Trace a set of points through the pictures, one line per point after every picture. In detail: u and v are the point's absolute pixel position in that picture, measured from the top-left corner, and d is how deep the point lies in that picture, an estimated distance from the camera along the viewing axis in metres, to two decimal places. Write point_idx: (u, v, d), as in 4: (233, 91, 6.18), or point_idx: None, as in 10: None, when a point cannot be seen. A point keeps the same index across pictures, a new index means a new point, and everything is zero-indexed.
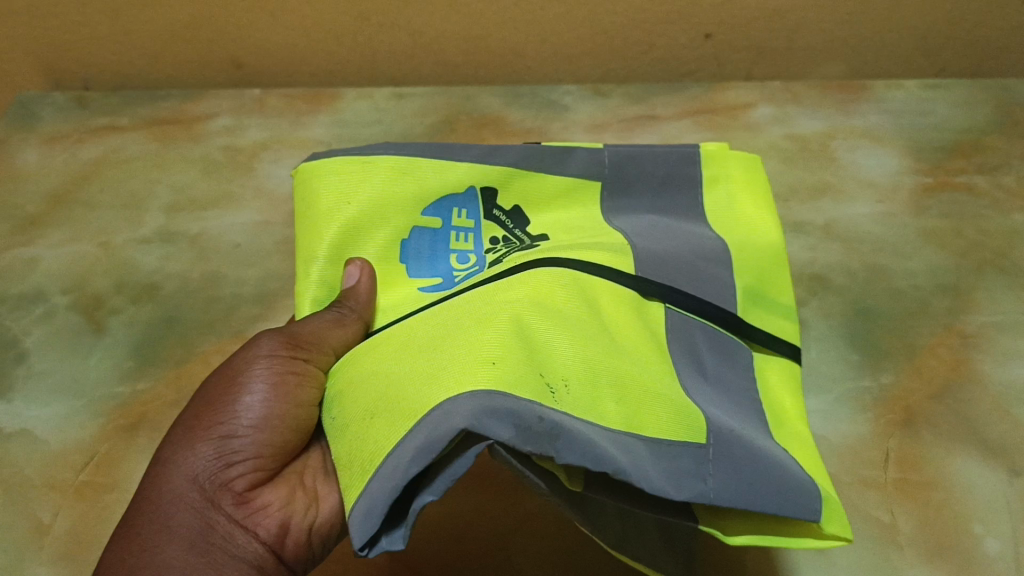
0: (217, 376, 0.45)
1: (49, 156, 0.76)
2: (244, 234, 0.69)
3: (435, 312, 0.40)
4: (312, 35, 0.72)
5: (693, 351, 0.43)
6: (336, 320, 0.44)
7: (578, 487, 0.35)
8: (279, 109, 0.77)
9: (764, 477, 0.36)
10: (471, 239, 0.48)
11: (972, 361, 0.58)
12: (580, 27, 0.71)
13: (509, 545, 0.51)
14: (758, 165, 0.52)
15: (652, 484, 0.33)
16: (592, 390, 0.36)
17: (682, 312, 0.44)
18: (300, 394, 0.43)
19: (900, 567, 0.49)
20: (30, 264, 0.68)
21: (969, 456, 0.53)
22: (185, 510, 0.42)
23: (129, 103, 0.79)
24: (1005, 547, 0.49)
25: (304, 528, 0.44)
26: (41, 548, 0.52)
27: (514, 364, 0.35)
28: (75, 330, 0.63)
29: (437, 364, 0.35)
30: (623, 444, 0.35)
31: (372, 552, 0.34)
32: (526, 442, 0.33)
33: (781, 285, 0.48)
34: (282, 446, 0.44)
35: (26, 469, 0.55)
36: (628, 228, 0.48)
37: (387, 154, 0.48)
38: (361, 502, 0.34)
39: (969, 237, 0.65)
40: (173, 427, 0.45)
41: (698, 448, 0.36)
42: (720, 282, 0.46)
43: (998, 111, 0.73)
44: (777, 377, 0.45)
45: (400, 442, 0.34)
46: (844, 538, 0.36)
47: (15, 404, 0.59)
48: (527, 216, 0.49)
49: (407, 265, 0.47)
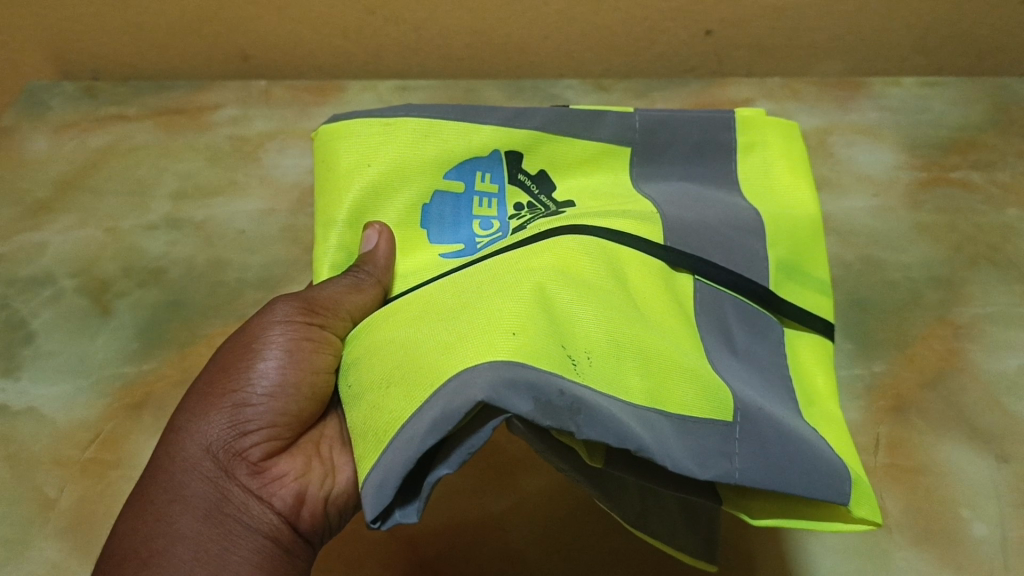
0: (232, 344, 0.47)
1: (59, 143, 0.77)
2: (249, 221, 0.71)
3: (458, 279, 0.40)
4: (318, 28, 0.73)
5: (723, 326, 0.44)
6: (353, 284, 0.45)
7: (599, 463, 0.36)
8: (285, 101, 0.79)
9: (789, 460, 0.37)
10: (495, 204, 0.49)
11: (964, 351, 0.59)
12: (581, 21, 0.72)
13: (506, 524, 0.53)
14: (794, 133, 0.53)
15: (676, 463, 0.35)
16: (616, 362, 0.37)
17: (711, 285, 0.45)
18: (315, 360, 0.44)
19: (889, 550, 0.50)
20: (39, 248, 0.69)
21: (958, 443, 0.54)
22: (198, 479, 0.43)
23: (138, 92, 0.80)
24: (991, 531, 0.50)
25: (320, 498, 0.45)
26: (46, 522, 0.53)
27: (536, 335, 0.35)
28: (82, 312, 0.64)
29: (456, 333, 0.36)
30: (647, 420, 0.35)
31: (385, 524, 0.35)
32: (546, 416, 0.33)
33: (813, 258, 0.50)
34: (297, 414, 0.45)
35: (32, 445, 0.56)
36: (658, 195, 0.49)
37: (409, 116, 0.49)
38: (374, 473, 0.35)
39: (964, 231, 0.66)
40: (187, 398, 0.46)
41: (726, 426, 0.38)
42: (741, 248, 0.47)
43: (994, 109, 0.74)
44: (808, 351, 0.47)
45: (418, 412, 0.35)
46: (873, 522, 0.38)
47: (22, 383, 0.60)
48: (553, 181, 0.50)
49: (428, 231, 0.48)
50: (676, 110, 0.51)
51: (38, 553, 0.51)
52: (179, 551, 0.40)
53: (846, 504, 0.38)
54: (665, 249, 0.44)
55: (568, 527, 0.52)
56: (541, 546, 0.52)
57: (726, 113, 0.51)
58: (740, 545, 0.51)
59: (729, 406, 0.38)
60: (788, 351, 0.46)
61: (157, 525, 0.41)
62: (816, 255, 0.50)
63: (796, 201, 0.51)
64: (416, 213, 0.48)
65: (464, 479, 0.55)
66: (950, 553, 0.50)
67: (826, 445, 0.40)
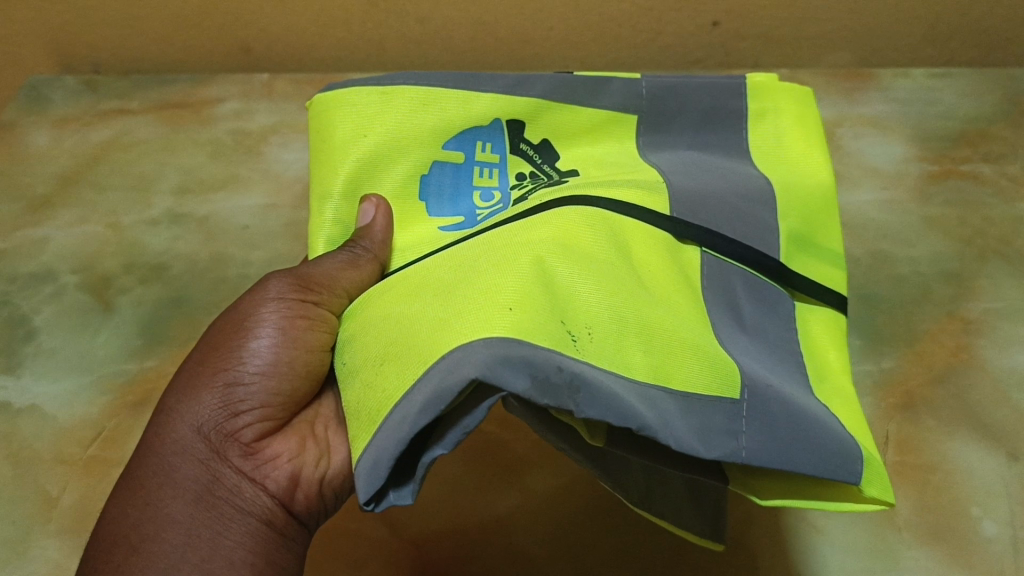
0: (224, 321, 0.46)
1: (61, 138, 0.76)
2: (252, 216, 0.70)
3: (454, 253, 0.39)
4: (320, 20, 0.73)
5: (732, 301, 0.42)
6: (350, 260, 0.44)
7: (599, 442, 0.35)
8: (287, 94, 0.78)
9: (798, 438, 0.36)
10: (496, 175, 0.47)
11: (973, 346, 0.58)
12: (588, 14, 0.71)
13: (509, 524, 0.52)
14: (810, 96, 0.51)
15: (680, 442, 0.33)
16: (618, 337, 0.35)
17: (719, 257, 0.44)
18: (311, 339, 0.43)
19: (897, 548, 0.49)
20: (41, 243, 0.68)
21: (968, 440, 0.54)
22: (189, 461, 0.42)
23: (139, 86, 0.79)
24: (1002, 530, 0.50)
25: (314, 480, 0.44)
26: (48, 521, 0.52)
27: (534, 309, 0.33)
28: (85, 309, 0.64)
29: (449, 309, 0.34)
30: (649, 398, 0.34)
31: (379, 507, 0.35)
32: (544, 394, 0.32)
33: (823, 228, 0.48)
34: (292, 393, 0.44)
35: (34, 444, 0.56)
36: (665, 164, 0.47)
37: (407, 85, 0.46)
38: (366, 455, 0.33)
39: (974, 225, 0.66)
40: (179, 375, 0.45)
41: (731, 404, 0.36)
42: (755, 217, 0.45)
43: (1004, 101, 0.73)
44: (819, 325, 0.46)
45: (410, 390, 0.33)
46: (884, 503, 0.37)
47: (24, 380, 0.60)
48: (556, 150, 0.48)
49: (427, 204, 0.47)
50: (685, 76, 0.49)
51: (40, 552, 0.51)
52: (169, 539, 0.40)
53: (856, 484, 0.36)
54: (671, 222, 0.43)
55: (570, 529, 0.51)
56: (542, 544, 0.51)
57: (736, 78, 0.49)
58: (746, 544, 0.50)
59: (735, 380, 0.36)
60: (799, 328, 0.44)
61: (148, 510, 0.40)
62: (827, 225, 0.49)
63: (806, 167, 0.49)
64: (414, 183, 0.47)
65: (468, 476, 0.54)
66: (960, 553, 0.49)
67: (835, 420, 0.39)
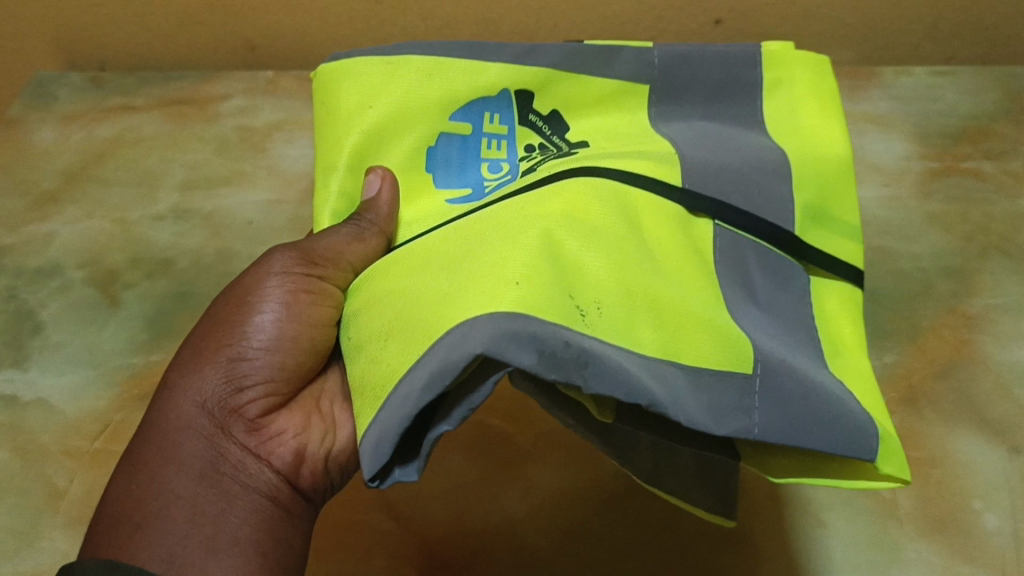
0: (228, 297, 0.46)
1: (67, 135, 0.77)
2: (257, 211, 0.70)
3: (464, 228, 0.39)
4: (325, 18, 0.73)
5: (743, 273, 0.41)
6: (356, 233, 0.44)
7: (609, 420, 0.35)
8: (292, 91, 0.78)
9: (813, 414, 0.35)
10: (504, 146, 0.46)
11: (975, 342, 0.59)
12: (592, 11, 0.72)
13: (512, 516, 0.52)
14: (828, 69, 0.49)
15: (689, 418, 0.33)
16: (627, 311, 0.34)
17: (730, 229, 0.42)
18: (314, 313, 0.44)
19: (899, 540, 0.50)
20: (47, 239, 0.69)
21: (969, 434, 0.54)
22: (194, 437, 0.42)
23: (144, 84, 0.79)
24: (1003, 523, 0.50)
25: (319, 456, 0.45)
26: (56, 512, 0.53)
27: (541, 283, 0.33)
28: (91, 303, 0.64)
29: (458, 288, 0.34)
30: (659, 374, 0.33)
31: (386, 483, 0.35)
32: (549, 368, 0.32)
33: (842, 199, 0.46)
34: (296, 369, 0.44)
35: (41, 436, 0.56)
36: (677, 135, 0.46)
37: (414, 55, 0.47)
38: (372, 430, 0.34)
39: (975, 221, 0.66)
40: (181, 354, 0.45)
41: (743, 380, 0.35)
42: (769, 187, 0.44)
43: (1006, 98, 0.74)
44: (833, 300, 0.43)
45: (416, 365, 0.33)
46: (900, 482, 0.37)
47: (31, 373, 0.60)
48: (565, 122, 0.47)
49: (434, 175, 0.46)
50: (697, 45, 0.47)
51: (48, 543, 0.52)
52: (175, 515, 0.39)
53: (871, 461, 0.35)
54: (679, 195, 0.42)
55: (574, 522, 0.52)
56: (546, 537, 0.51)
57: (750, 48, 0.48)
58: (749, 538, 0.51)
59: (747, 357, 0.36)
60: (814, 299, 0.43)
61: (154, 486, 0.40)
62: (845, 196, 0.46)
63: (821, 137, 0.46)
64: (419, 157, 0.46)
65: (472, 469, 0.55)
66: (961, 545, 0.49)
67: (851, 395, 0.38)
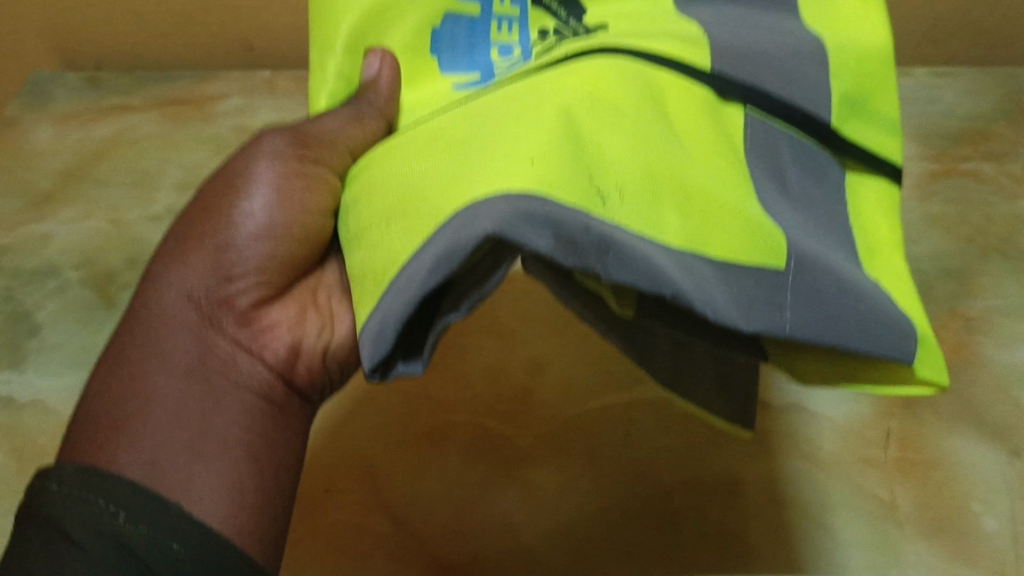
0: (215, 178, 0.42)
1: (62, 134, 0.76)
2: None
3: (468, 109, 0.35)
4: None
5: (777, 164, 0.37)
6: (353, 115, 0.41)
7: (629, 312, 0.32)
8: (289, 91, 0.79)
9: (854, 314, 0.32)
10: (516, 30, 0.41)
11: (974, 344, 0.59)
12: None
13: (510, 520, 0.52)
14: None
15: (723, 315, 0.29)
16: (654, 194, 0.30)
17: (764, 118, 0.37)
18: (310, 200, 0.40)
19: (899, 543, 0.50)
20: (43, 239, 0.68)
21: (969, 436, 0.54)
22: (181, 331, 0.40)
23: (141, 84, 0.80)
24: (1002, 525, 0.50)
25: (317, 352, 0.44)
26: None
27: (556, 162, 0.29)
28: (88, 304, 0.64)
29: (467, 162, 0.31)
30: (689, 264, 0.29)
31: (387, 377, 0.32)
32: (567, 255, 0.28)
33: (881, 93, 0.40)
34: (293, 267, 0.42)
35: (39, 439, 0.56)
36: (704, 18, 0.39)
37: None
38: (372, 320, 0.31)
39: (974, 223, 0.66)
40: (164, 241, 0.42)
41: (778, 274, 0.31)
42: (810, 69, 0.38)
43: (1006, 100, 0.74)
44: (869, 198, 0.40)
45: (417, 254, 0.30)
46: (941, 384, 0.35)
47: (28, 374, 0.60)
48: (581, 4, 0.41)
49: (439, 59, 0.42)
50: None
51: None
52: (156, 416, 0.37)
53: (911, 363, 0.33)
54: (710, 77, 0.36)
55: (572, 527, 0.51)
56: (543, 543, 0.51)
57: None
58: (750, 541, 0.50)
59: (781, 248, 0.32)
60: (846, 198, 0.39)
61: (133, 383, 0.37)
62: (887, 86, 0.40)
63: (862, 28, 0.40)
64: (424, 36, 0.42)
65: (472, 472, 0.54)
66: (962, 548, 0.49)
67: (882, 293, 0.35)
